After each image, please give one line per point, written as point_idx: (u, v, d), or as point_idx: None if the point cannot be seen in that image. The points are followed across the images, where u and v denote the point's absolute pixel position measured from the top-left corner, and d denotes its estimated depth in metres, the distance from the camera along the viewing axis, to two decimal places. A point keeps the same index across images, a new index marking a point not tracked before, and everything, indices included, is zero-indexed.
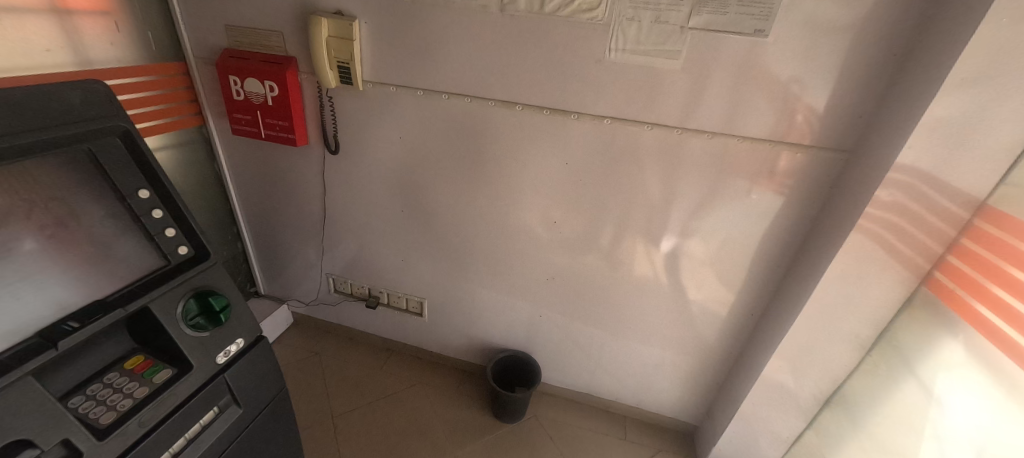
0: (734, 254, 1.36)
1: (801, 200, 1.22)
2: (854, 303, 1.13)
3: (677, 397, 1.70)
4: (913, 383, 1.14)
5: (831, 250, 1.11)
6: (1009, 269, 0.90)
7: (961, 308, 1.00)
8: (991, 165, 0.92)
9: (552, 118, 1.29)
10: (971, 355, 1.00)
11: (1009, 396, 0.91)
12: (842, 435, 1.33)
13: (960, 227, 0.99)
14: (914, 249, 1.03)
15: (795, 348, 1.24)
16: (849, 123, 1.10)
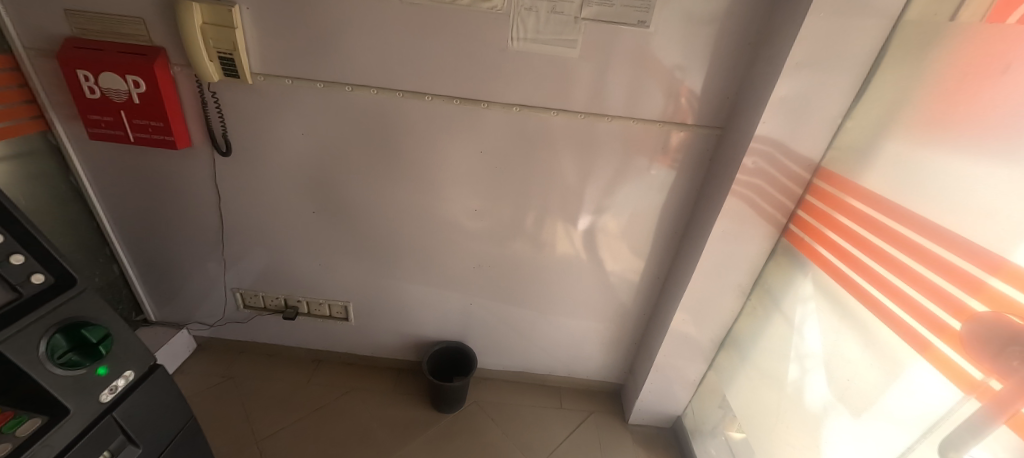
0: (639, 226, 1.50)
1: (689, 172, 1.37)
2: (735, 258, 1.32)
3: (602, 362, 1.84)
4: (776, 317, 1.27)
5: (715, 215, 1.27)
6: (836, 215, 1.08)
7: (806, 251, 1.17)
8: (822, 134, 1.12)
9: (461, 108, 1.29)
10: (815, 283, 1.13)
11: (839, 315, 1.04)
12: (729, 371, 1.47)
13: (805, 186, 1.20)
14: (774, 207, 1.23)
15: (694, 303, 1.41)
16: (722, 104, 1.25)
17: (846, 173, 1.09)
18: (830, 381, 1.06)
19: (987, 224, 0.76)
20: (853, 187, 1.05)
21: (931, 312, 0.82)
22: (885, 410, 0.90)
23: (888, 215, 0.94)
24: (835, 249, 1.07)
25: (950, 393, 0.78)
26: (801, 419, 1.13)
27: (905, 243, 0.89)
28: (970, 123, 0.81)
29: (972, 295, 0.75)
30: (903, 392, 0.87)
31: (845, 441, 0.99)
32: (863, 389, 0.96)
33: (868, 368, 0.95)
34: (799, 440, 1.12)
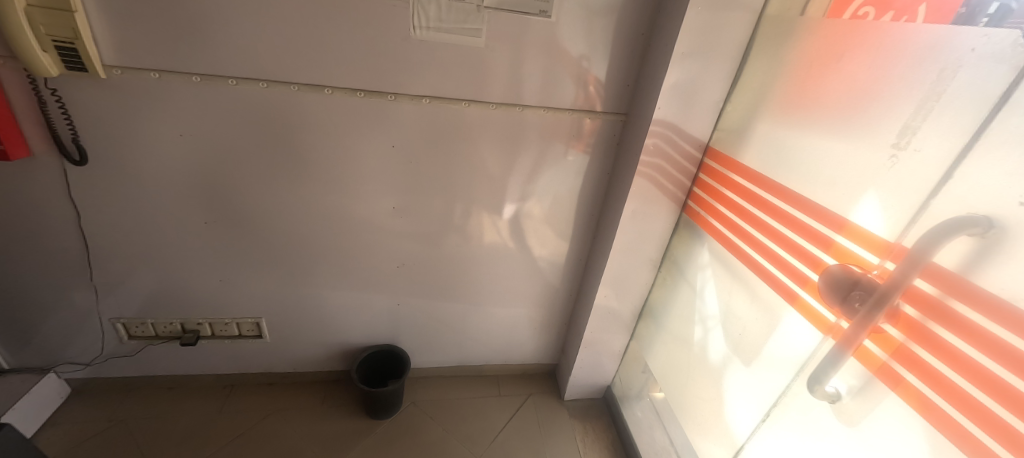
0: (559, 211, 1.55)
1: (600, 157, 1.45)
2: (645, 234, 1.43)
3: (536, 345, 1.90)
4: (682, 286, 1.40)
5: (625, 195, 1.36)
6: (723, 189, 1.22)
7: (702, 223, 1.30)
8: (708, 116, 1.25)
9: (367, 101, 1.23)
10: (711, 251, 1.26)
11: (730, 278, 1.17)
12: (646, 339, 1.60)
13: (697, 164, 1.33)
14: (673, 184, 1.35)
15: (612, 279, 1.51)
16: (624, 91, 1.33)
17: (728, 152, 1.22)
18: (726, 336, 1.18)
19: (831, 191, 0.91)
20: (734, 164, 1.19)
21: (797, 268, 0.97)
22: (769, 356, 1.04)
23: (761, 187, 1.08)
24: (724, 220, 1.20)
25: (813, 335, 0.93)
26: (707, 374, 1.25)
27: (775, 211, 1.04)
28: (816, 106, 0.96)
29: (826, 250, 0.91)
30: (781, 339, 1.00)
31: (740, 387, 1.12)
32: (752, 340, 1.09)
33: (754, 322, 1.09)
34: (706, 392, 1.24)
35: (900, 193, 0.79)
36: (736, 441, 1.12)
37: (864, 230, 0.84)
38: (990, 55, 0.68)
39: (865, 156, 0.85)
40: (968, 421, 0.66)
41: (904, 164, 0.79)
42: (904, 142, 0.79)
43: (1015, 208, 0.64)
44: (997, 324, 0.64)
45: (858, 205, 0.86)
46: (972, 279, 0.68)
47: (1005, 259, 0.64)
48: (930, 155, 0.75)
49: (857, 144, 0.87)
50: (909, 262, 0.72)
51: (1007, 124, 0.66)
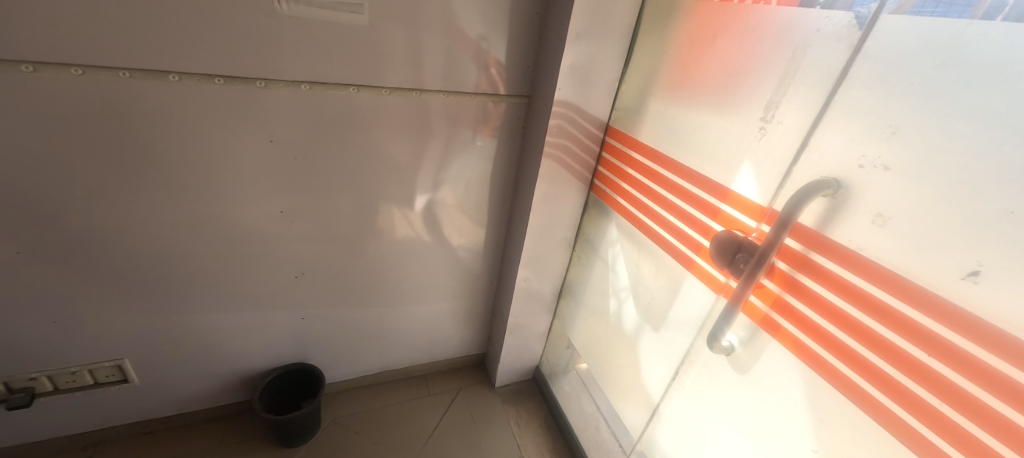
0: (472, 198, 1.51)
1: (506, 142, 1.43)
2: (557, 214, 1.45)
3: (462, 336, 1.86)
4: (595, 262, 1.46)
5: (534, 177, 1.36)
6: (624, 166, 1.28)
7: (608, 201, 1.36)
8: (605, 96, 1.29)
9: (229, 90, 1.06)
10: (618, 227, 1.32)
11: (637, 251, 1.24)
12: (567, 316, 1.65)
13: (599, 142, 1.37)
14: (578, 164, 1.38)
15: (530, 262, 1.52)
16: (525, 72, 1.32)
17: (626, 130, 1.28)
18: (637, 305, 1.25)
19: (715, 163, 0.99)
20: (632, 142, 1.25)
21: (691, 236, 1.06)
22: (675, 319, 1.12)
23: (657, 163, 1.15)
24: (628, 196, 1.27)
25: (708, 297, 1.01)
26: (624, 342, 1.32)
27: (671, 185, 1.11)
28: (697, 84, 1.03)
29: (714, 218, 1.00)
30: (684, 303, 1.08)
31: (652, 352, 1.20)
32: (659, 306, 1.17)
33: (660, 290, 1.16)
34: (625, 360, 1.32)
35: (769, 161, 0.88)
36: (653, 400, 1.21)
37: (743, 197, 0.93)
38: (831, 35, 0.77)
39: (740, 129, 0.93)
40: (827, 353, 0.79)
41: (771, 136, 0.87)
42: (770, 115, 0.87)
43: (855, 170, 0.75)
44: (847, 270, 0.77)
45: (737, 175, 0.94)
46: (827, 234, 0.80)
47: (849, 214, 0.77)
48: (791, 126, 0.84)
49: (733, 119, 0.95)
50: (780, 224, 0.80)
51: (847, 96, 0.76)
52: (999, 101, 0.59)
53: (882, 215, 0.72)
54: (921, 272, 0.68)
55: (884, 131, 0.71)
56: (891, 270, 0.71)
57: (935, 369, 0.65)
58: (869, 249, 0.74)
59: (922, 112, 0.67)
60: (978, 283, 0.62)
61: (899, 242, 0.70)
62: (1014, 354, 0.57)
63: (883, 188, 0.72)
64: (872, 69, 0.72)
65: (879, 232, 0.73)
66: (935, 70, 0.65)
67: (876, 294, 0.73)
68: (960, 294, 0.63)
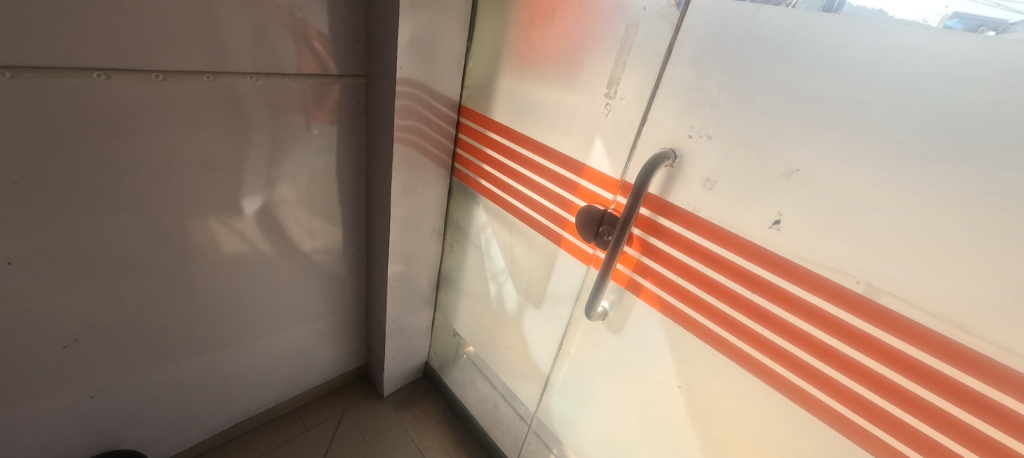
0: (319, 197, 1.31)
1: (347, 129, 1.26)
2: (421, 204, 1.35)
3: (336, 352, 1.66)
4: (469, 248, 1.41)
5: (388, 168, 1.22)
6: (483, 147, 1.23)
7: (473, 185, 1.31)
8: (452, 73, 1.20)
9: None
10: (486, 210, 1.29)
11: (507, 232, 1.23)
12: (449, 305, 1.60)
13: (454, 124, 1.30)
14: (434, 148, 1.28)
15: (399, 259, 1.40)
16: (356, 47, 1.15)
17: (479, 109, 1.22)
18: (516, 286, 1.26)
19: (570, 140, 1.01)
20: (488, 121, 1.20)
21: (555, 212, 1.09)
22: (553, 294, 1.16)
23: (514, 142, 1.13)
24: (491, 178, 1.23)
25: (580, 268, 1.07)
26: (509, 323, 1.33)
27: (532, 164, 1.11)
28: (544, 60, 1.02)
29: (575, 193, 1.03)
30: (559, 277, 1.13)
31: (538, 328, 1.24)
32: (537, 283, 1.19)
33: (535, 268, 1.19)
34: (513, 340, 1.34)
35: (618, 136, 0.92)
36: (544, 373, 1.26)
37: (598, 171, 0.97)
38: (654, 13, 0.81)
39: (588, 106, 0.96)
40: (682, 304, 0.91)
41: (616, 111, 0.91)
42: (613, 91, 0.91)
43: (687, 140, 0.83)
44: (689, 231, 0.87)
45: (591, 150, 0.97)
46: (668, 199, 0.88)
47: (685, 180, 0.85)
48: (632, 101, 0.88)
49: (580, 95, 0.97)
50: (635, 195, 0.83)
51: (674, 72, 0.81)
52: (787, 77, 0.70)
53: (710, 180, 0.82)
54: (741, 225, 0.80)
55: (706, 105, 0.79)
56: (722, 226, 0.82)
57: (847, 355, 0.71)
58: (703, 210, 0.84)
59: (732, 88, 0.76)
60: (781, 229, 0.75)
61: (724, 202, 0.81)
62: (876, 318, 0.68)
63: (709, 156, 0.81)
64: (691, 47, 0.79)
65: (709, 195, 0.83)
66: (738, 50, 0.74)
67: (713, 249, 0.84)
68: (769, 240, 0.77)
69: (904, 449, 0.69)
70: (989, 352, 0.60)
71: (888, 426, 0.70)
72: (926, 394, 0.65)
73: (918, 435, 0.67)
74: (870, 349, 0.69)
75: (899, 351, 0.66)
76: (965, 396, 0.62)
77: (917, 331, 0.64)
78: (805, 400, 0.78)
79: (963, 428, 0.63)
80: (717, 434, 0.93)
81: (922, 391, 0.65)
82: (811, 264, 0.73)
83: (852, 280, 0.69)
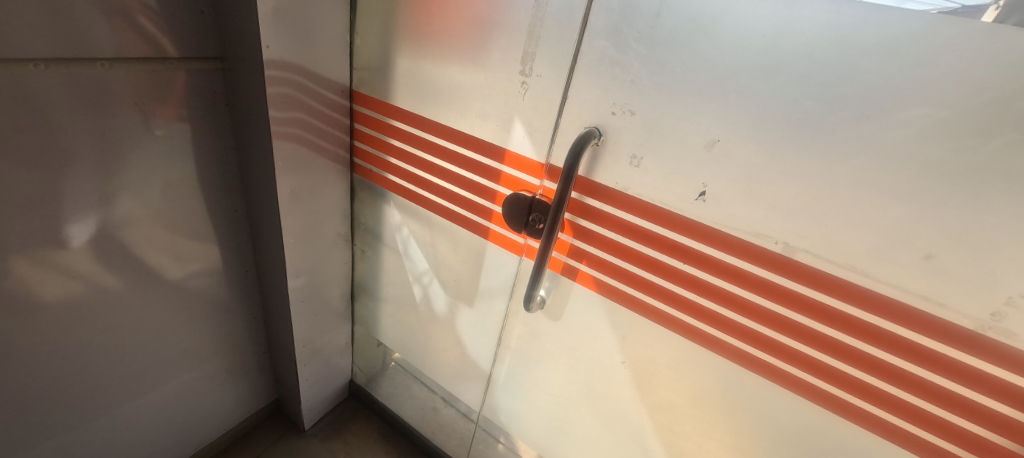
0: (181, 215, 1.05)
1: (205, 128, 1.01)
2: (318, 209, 1.16)
3: (237, 392, 1.42)
4: (383, 251, 1.27)
5: (269, 172, 1.01)
6: (387, 138, 1.08)
7: (379, 181, 1.16)
8: (337, 53, 1.02)
9: None
10: (398, 208, 1.15)
11: (425, 229, 1.12)
12: (369, 316, 1.44)
13: (348, 113, 1.13)
14: (324, 143, 1.09)
15: (301, 276, 1.20)
16: (199, 20, 0.91)
17: (376, 94, 1.06)
18: (443, 286, 1.17)
19: (486, 124, 0.92)
20: (388, 108, 1.05)
21: (476, 202, 1.00)
22: (485, 289, 1.10)
23: (421, 129, 1.01)
24: (400, 172, 1.10)
25: (511, 260, 1.01)
26: (440, 325, 1.24)
27: (446, 153, 1.00)
28: (447, 35, 0.90)
29: (497, 181, 0.95)
30: (490, 272, 1.06)
31: (473, 325, 1.17)
32: (468, 281, 1.12)
33: (462, 265, 1.10)
34: (447, 342, 1.25)
35: (538, 116, 0.86)
36: (486, 370, 1.21)
37: (520, 155, 0.90)
38: None
39: (503, 85, 0.87)
40: (619, 283, 0.92)
41: (533, 90, 0.84)
42: (528, 68, 0.83)
43: (610, 118, 0.80)
44: (620, 210, 0.85)
45: (512, 134, 0.90)
46: (596, 180, 0.85)
47: (611, 159, 0.83)
48: (550, 78, 0.82)
49: (493, 74, 0.88)
50: (565, 179, 0.79)
51: (591, 46, 0.77)
52: (703, 48, 0.69)
53: (637, 157, 0.80)
54: (669, 200, 0.80)
55: (626, 81, 0.76)
56: (652, 203, 0.82)
57: (789, 317, 0.77)
58: (632, 188, 0.82)
59: (651, 62, 0.73)
60: (706, 201, 0.77)
61: (652, 178, 0.80)
62: (812, 280, 0.73)
63: (634, 132, 0.79)
64: (607, 18, 0.74)
65: (637, 172, 0.81)
66: (655, 19, 0.70)
67: (644, 225, 0.84)
68: (696, 212, 0.78)
69: (818, 382, 0.78)
70: (883, 290, 0.68)
71: (805, 365, 0.78)
72: (834, 333, 0.73)
73: (829, 369, 0.76)
74: (789, 301, 0.75)
75: (832, 308, 0.72)
76: (864, 331, 0.71)
77: (826, 280, 0.72)
78: (735, 354, 0.84)
79: (863, 357, 0.73)
80: (660, 398, 0.97)
81: (831, 331, 0.74)
82: (734, 230, 0.76)
83: (772, 241, 0.74)
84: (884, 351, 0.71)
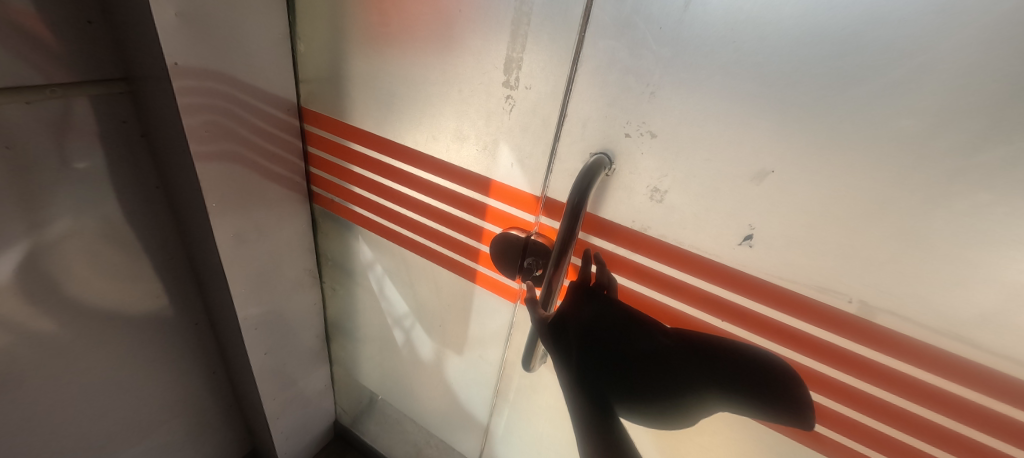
0: (106, 271, 0.87)
1: (118, 165, 0.82)
2: (273, 248, 0.98)
3: (203, 448, 1.26)
4: (356, 290, 1.09)
5: (203, 215, 0.82)
6: (347, 164, 0.90)
7: (343, 213, 0.97)
8: (275, 63, 0.82)
9: None
10: (368, 244, 0.97)
11: (401, 268, 0.95)
12: (346, 356, 1.28)
13: (299, 134, 0.94)
14: (272, 171, 0.91)
15: (261, 326, 1.03)
16: (85, 32, 0.70)
17: (329, 111, 0.87)
18: (427, 331, 1.00)
19: (466, 148, 0.73)
20: (345, 129, 0.86)
21: (457, 239, 0.83)
22: (475, 337, 0.92)
23: (386, 153, 0.83)
24: (366, 204, 0.92)
25: (504, 307, 0.84)
26: (428, 372, 1.08)
27: (420, 184, 0.82)
28: (407, 37, 0.70)
29: (482, 216, 0.78)
30: (479, 319, 0.89)
31: (462, 375, 1.01)
32: (455, 328, 0.94)
33: (446, 309, 0.93)
34: (436, 390, 1.09)
35: (530, 139, 0.67)
36: (482, 423, 1.05)
37: (508, 185, 0.72)
38: None
39: (483, 100, 0.68)
40: None
41: (521, 106, 0.65)
42: (513, 79, 0.64)
43: (622, 141, 0.61)
44: (637, 253, 0.68)
45: (497, 160, 0.71)
46: (606, 217, 0.68)
47: (624, 192, 0.65)
48: (543, 91, 0.63)
49: (469, 86, 0.68)
50: (570, 215, 0.59)
51: (595, 48, 0.57)
52: (751, 48, 0.50)
53: (659, 190, 0.62)
54: (701, 243, 0.62)
55: (643, 92, 0.57)
56: (679, 247, 0.64)
57: (861, 389, 0.61)
58: (652, 228, 0.65)
59: (677, 68, 0.54)
60: (753, 246, 0.59)
61: (679, 216, 0.62)
62: (895, 348, 0.56)
63: (653, 159, 0.60)
64: (616, 9, 0.54)
65: (659, 208, 0.63)
66: (683, 10, 0.51)
67: (668, 273, 0.67)
68: (737, 259, 0.61)
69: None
70: (1000, 367, 0.51)
71: (872, 440, 0.64)
72: (916, 409, 0.58)
73: (900, 445, 0.62)
74: (858, 367, 0.60)
75: (923, 383, 0.56)
76: (960, 410, 0.55)
77: (914, 350, 0.55)
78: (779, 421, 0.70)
79: (952, 437, 0.57)
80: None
81: (912, 407, 0.58)
82: (791, 284, 0.59)
83: (843, 299, 0.57)
84: (988, 435, 0.54)
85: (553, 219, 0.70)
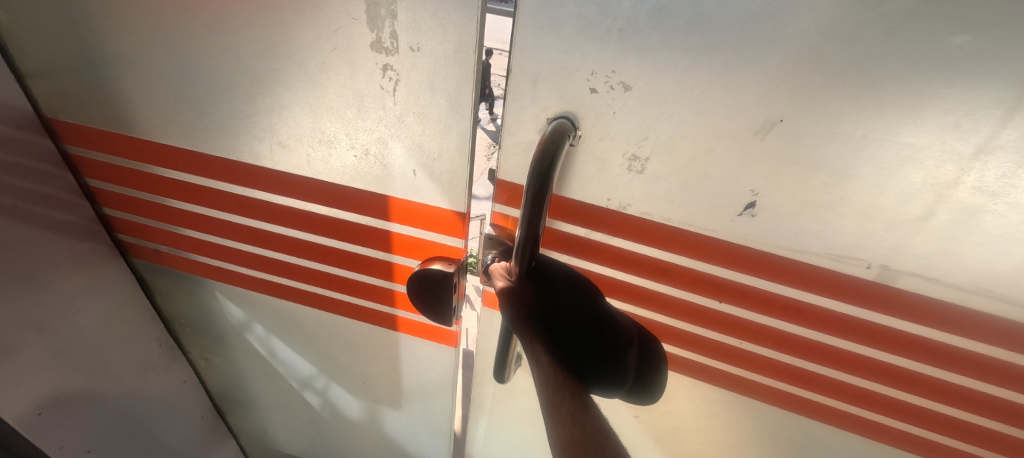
0: None
1: None
2: (86, 333, 0.65)
3: None
4: (236, 355, 0.80)
5: None
6: (165, 199, 0.59)
7: (182, 264, 0.67)
8: None
9: None
10: (232, 299, 0.69)
11: (291, 324, 0.68)
12: (252, 426, 0.99)
13: (64, 164, 0.59)
14: (47, 219, 0.56)
15: (99, 442, 0.72)
16: None
17: (99, 121, 0.54)
18: (349, 389, 0.76)
19: (338, 156, 0.47)
20: (139, 146, 0.55)
21: (357, 280, 0.58)
22: (414, 388, 0.71)
23: (219, 175, 0.53)
24: (214, 249, 0.63)
25: (445, 353, 0.63)
26: (363, 430, 0.85)
27: (279, 212, 0.55)
28: None
29: (388, 249, 0.53)
30: (415, 368, 0.67)
31: (407, 428, 0.80)
32: (384, 383, 0.72)
33: (367, 363, 0.69)
34: (379, 446, 0.88)
35: (435, 131, 0.43)
36: None
37: (415, 203, 0.48)
38: None
39: (346, 78, 0.42)
40: None
41: (409, 79, 0.40)
42: (386, 38, 0.39)
43: (586, 101, 0.40)
44: (619, 236, 0.50)
45: (390, 169, 0.47)
46: (575, 198, 0.48)
47: (595, 164, 0.45)
48: (442, 53, 0.38)
49: (317, 59, 0.41)
50: (530, 206, 0.38)
51: None
52: None
53: (639, 157, 0.43)
54: (692, 218, 0.46)
55: (609, 32, 0.36)
56: (665, 224, 0.47)
57: (882, 360, 0.50)
58: (634, 206, 0.47)
59: None
60: (756, 215, 0.44)
61: (664, 189, 0.44)
62: (931, 317, 0.45)
63: (629, 122, 0.41)
64: None
65: (641, 182, 0.45)
66: None
67: (653, 256, 0.50)
68: (736, 233, 0.46)
69: (892, 422, 0.56)
70: None
71: (892, 410, 0.55)
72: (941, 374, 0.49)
73: (911, 409, 0.54)
74: (878, 339, 0.49)
75: (960, 349, 0.46)
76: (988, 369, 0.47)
77: (947, 316, 0.44)
78: (788, 400, 0.59)
79: (969, 396, 0.50)
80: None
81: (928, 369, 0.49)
82: (800, 254, 0.45)
83: (860, 265, 0.44)
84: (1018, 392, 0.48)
85: (507, 206, 0.49)
